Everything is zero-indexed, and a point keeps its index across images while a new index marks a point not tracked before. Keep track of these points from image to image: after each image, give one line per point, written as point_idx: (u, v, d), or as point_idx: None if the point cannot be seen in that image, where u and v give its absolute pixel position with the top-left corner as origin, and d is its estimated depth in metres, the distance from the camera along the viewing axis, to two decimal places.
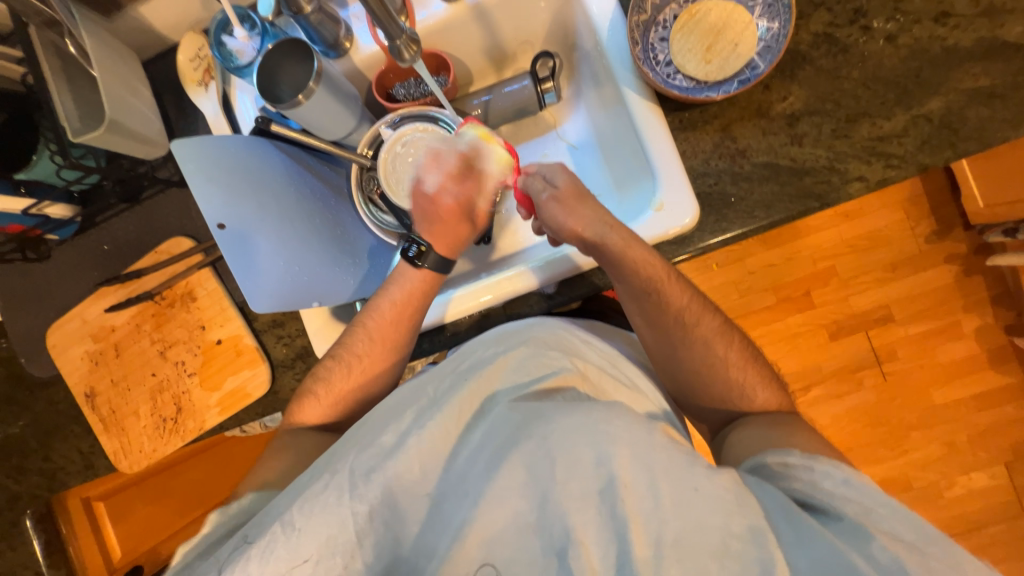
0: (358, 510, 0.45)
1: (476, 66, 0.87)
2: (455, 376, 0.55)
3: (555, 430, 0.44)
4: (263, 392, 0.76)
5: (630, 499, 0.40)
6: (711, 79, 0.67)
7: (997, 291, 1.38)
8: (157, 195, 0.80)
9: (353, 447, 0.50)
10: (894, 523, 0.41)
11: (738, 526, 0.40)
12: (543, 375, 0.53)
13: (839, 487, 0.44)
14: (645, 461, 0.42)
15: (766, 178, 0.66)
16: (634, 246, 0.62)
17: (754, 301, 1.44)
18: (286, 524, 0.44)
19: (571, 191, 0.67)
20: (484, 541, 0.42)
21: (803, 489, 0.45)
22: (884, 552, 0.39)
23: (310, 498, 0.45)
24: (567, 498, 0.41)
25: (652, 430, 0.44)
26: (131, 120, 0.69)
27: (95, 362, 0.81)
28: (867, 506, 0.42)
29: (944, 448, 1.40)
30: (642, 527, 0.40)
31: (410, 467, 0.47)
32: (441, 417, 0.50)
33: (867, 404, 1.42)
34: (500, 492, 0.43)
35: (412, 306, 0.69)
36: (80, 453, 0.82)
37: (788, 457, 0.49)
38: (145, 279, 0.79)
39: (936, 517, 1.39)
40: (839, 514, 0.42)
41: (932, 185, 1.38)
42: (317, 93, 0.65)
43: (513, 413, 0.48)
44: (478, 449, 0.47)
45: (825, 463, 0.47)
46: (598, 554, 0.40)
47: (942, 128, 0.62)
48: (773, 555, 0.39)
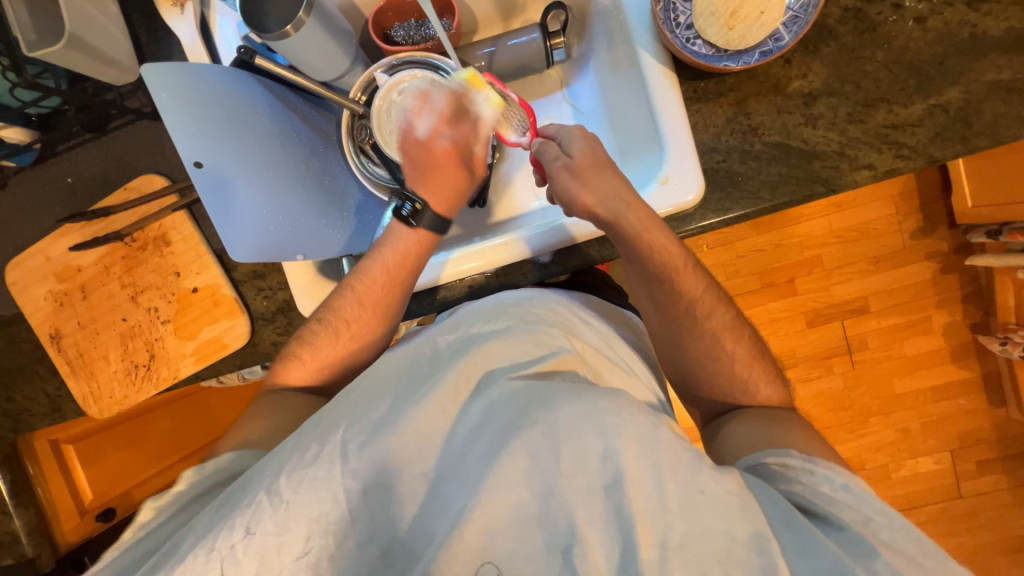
0: (349, 485, 0.44)
1: (482, 13, 0.80)
2: (453, 351, 0.54)
3: (559, 419, 0.43)
4: (241, 344, 0.74)
5: (635, 496, 0.40)
6: (732, 47, 0.62)
7: (970, 290, 1.42)
8: (126, 127, 0.73)
9: (344, 419, 0.48)
10: (893, 534, 0.42)
11: (743, 532, 0.40)
12: (544, 355, 0.52)
13: (838, 492, 0.46)
14: (650, 457, 0.41)
15: (775, 159, 0.64)
16: (651, 229, 0.60)
17: (739, 285, 1.46)
18: (273, 496, 0.43)
19: (587, 161, 0.63)
20: (484, 530, 0.41)
21: (803, 493, 0.46)
22: (888, 568, 0.40)
23: (300, 470, 0.44)
24: (571, 491, 0.41)
25: (660, 426, 0.43)
26: (95, 38, 0.62)
27: (60, 303, 0.76)
28: (865, 514, 0.44)
29: (898, 434, 1.48)
30: (647, 526, 0.40)
31: (408, 447, 0.46)
32: (437, 392, 0.48)
33: (833, 389, 1.48)
34: (504, 482, 0.41)
35: (405, 270, 0.66)
36: (47, 395, 0.80)
37: (787, 458, 0.50)
38: (114, 218, 0.74)
39: (881, 496, 1.49)
40: (841, 522, 0.43)
41: (924, 181, 1.39)
42: (308, 25, 0.59)
43: (517, 397, 0.46)
44: (479, 433, 0.46)
45: (826, 468, 0.48)
46: (602, 552, 0.40)
47: (957, 120, 0.61)
48: (778, 563, 0.39)
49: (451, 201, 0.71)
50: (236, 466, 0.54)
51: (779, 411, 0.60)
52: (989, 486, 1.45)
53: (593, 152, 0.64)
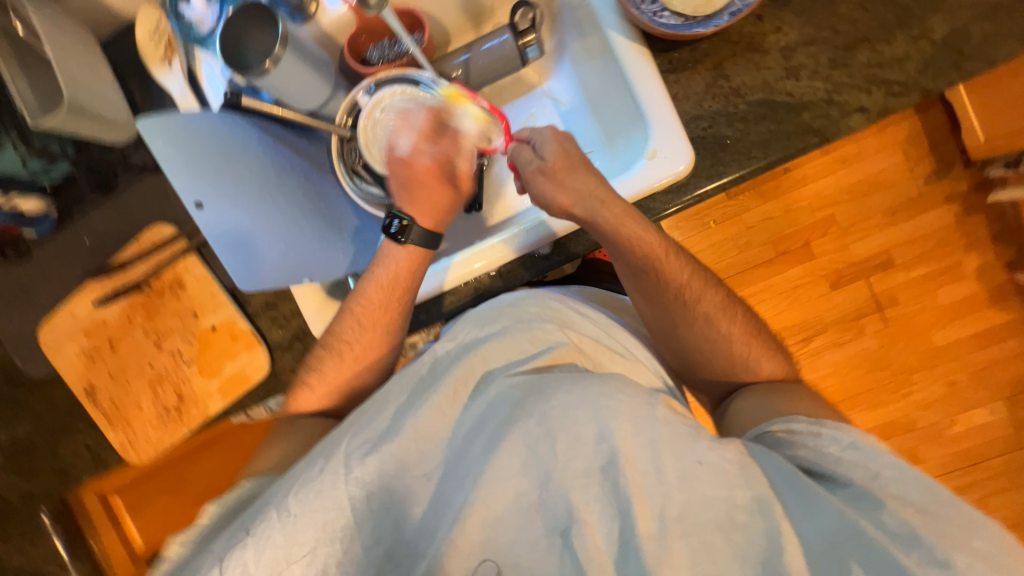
0: (353, 493, 0.45)
1: (452, 24, 0.82)
2: (452, 356, 0.55)
3: (556, 407, 0.45)
4: (263, 376, 0.76)
5: (632, 474, 0.41)
6: (700, 14, 0.62)
7: (998, 228, 1.36)
8: (133, 182, 0.77)
9: (346, 432, 0.49)
10: (905, 486, 0.41)
11: (744, 498, 0.41)
12: (540, 351, 0.54)
13: (846, 452, 0.45)
14: (647, 434, 0.43)
15: (762, 116, 0.63)
16: (627, 223, 0.60)
17: (753, 256, 1.42)
18: (280, 511, 0.44)
19: (560, 163, 0.65)
20: (486, 521, 0.43)
21: (809, 455, 0.46)
22: (894, 519, 0.39)
23: (306, 484, 0.45)
24: (569, 476, 0.42)
25: (654, 404, 0.45)
26: (92, 101, 0.65)
27: (91, 358, 0.80)
28: (874, 470, 0.43)
29: (945, 388, 1.41)
30: (646, 503, 0.41)
31: (409, 449, 0.48)
32: (436, 397, 0.51)
33: (869, 350, 1.43)
34: (503, 473, 0.43)
35: (399, 288, 0.67)
36: (89, 448, 0.83)
37: (792, 424, 0.50)
38: (131, 270, 0.77)
39: (937, 455, 1.42)
40: (846, 480, 0.43)
41: (931, 123, 1.35)
42: (285, 58, 0.61)
43: (513, 392, 0.49)
44: (478, 430, 0.48)
45: (832, 428, 0.47)
46: (602, 531, 0.41)
47: (945, 49, 0.59)
48: (779, 523, 0.40)
49: (438, 212, 0.70)
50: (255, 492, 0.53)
51: (786, 385, 0.61)
52: None
53: (568, 152, 0.66)
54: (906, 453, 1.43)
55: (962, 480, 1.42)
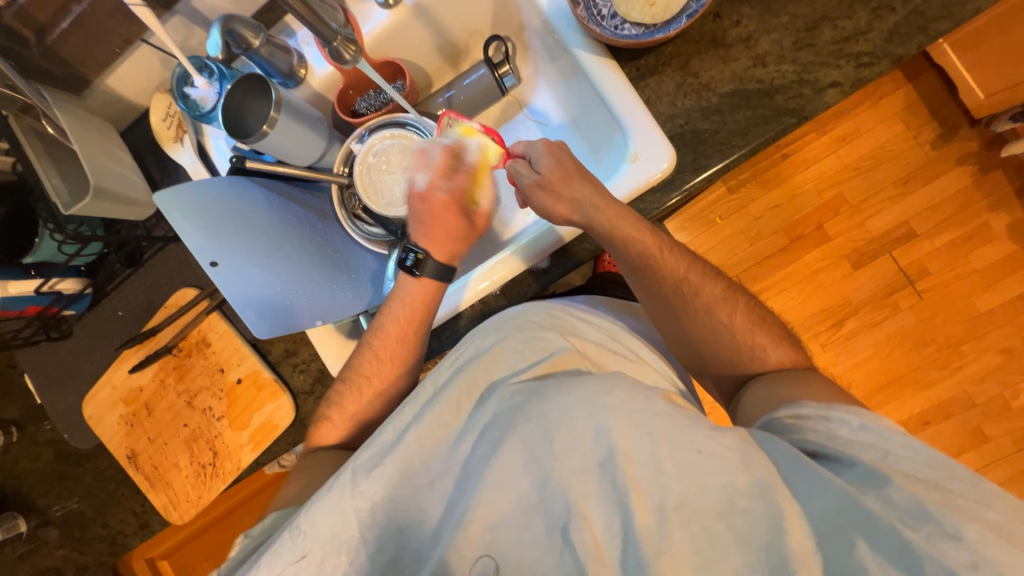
0: (359, 506, 0.49)
1: (432, 67, 0.88)
2: (453, 370, 0.57)
3: (555, 409, 0.48)
4: (290, 421, 0.79)
5: (628, 467, 0.44)
6: (659, 20, 0.65)
7: (1020, 183, 1.31)
8: (157, 253, 0.83)
9: (359, 449, 0.53)
10: (915, 464, 0.42)
11: (745, 483, 0.43)
12: (541, 357, 0.57)
13: (857, 434, 0.46)
14: (644, 428, 0.46)
15: (736, 106, 0.64)
16: (617, 224, 0.62)
17: (764, 245, 1.40)
18: (292, 530, 0.48)
19: (556, 174, 0.64)
20: (488, 526, 0.46)
21: (817, 438, 0.47)
22: (902, 494, 0.40)
23: (314, 501, 0.49)
24: (567, 474, 0.45)
25: (652, 399, 0.48)
26: (114, 184, 0.71)
27: (131, 424, 0.84)
28: (885, 449, 0.44)
29: (999, 356, 1.33)
30: (642, 494, 0.44)
31: (412, 460, 0.51)
32: (439, 409, 0.54)
33: (907, 327, 1.36)
34: (504, 477, 0.47)
35: (416, 323, 0.69)
36: (134, 513, 0.88)
37: (800, 410, 0.51)
38: (161, 335, 0.82)
39: (1005, 429, 1.32)
40: (852, 460, 0.44)
41: (927, 87, 1.32)
42: (281, 120, 0.67)
43: (514, 399, 0.52)
44: (480, 439, 0.51)
45: (842, 412, 0.49)
46: (601, 525, 0.44)
47: (908, 14, 0.60)
48: (782, 506, 0.42)
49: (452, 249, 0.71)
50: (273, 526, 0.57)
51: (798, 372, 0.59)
52: None
53: (563, 163, 0.65)
54: (971, 432, 1.34)
55: None
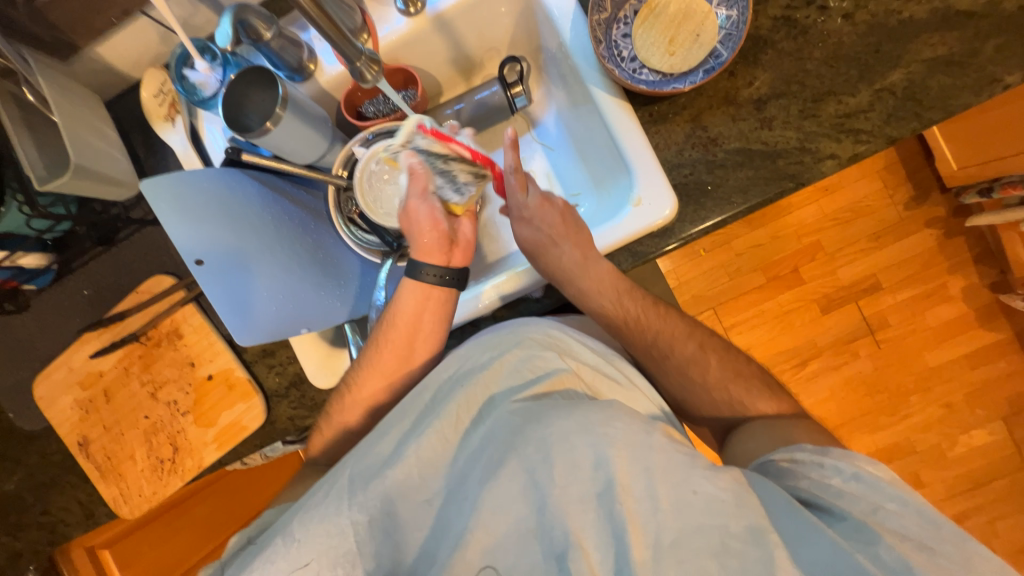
0: (356, 518, 0.52)
1: (443, 77, 0.87)
2: (452, 383, 0.60)
3: (553, 434, 0.51)
4: (259, 424, 0.76)
5: (626, 501, 0.47)
6: (677, 70, 0.67)
7: (978, 251, 1.39)
8: (133, 235, 0.78)
9: (353, 461, 0.56)
10: (903, 521, 0.46)
11: (738, 527, 0.46)
12: (539, 377, 0.58)
13: (848, 483, 0.50)
14: (642, 460, 0.49)
15: (740, 164, 0.66)
16: (603, 286, 0.69)
17: (743, 283, 1.45)
18: (286, 536, 0.51)
19: (528, 246, 0.71)
20: (485, 549, 0.49)
21: (812, 486, 0.51)
22: (889, 551, 0.44)
23: (310, 510, 0.53)
24: (566, 503, 0.48)
25: (651, 433, 0.50)
26: (97, 162, 0.67)
27: (86, 410, 0.79)
28: (875, 503, 0.48)
29: (942, 409, 1.42)
30: (640, 530, 0.46)
31: (410, 474, 0.54)
32: (440, 425, 0.56)
33: (864, 373, 1.44)
34: (504, 504, 0.49)
35: (426, 337, 0.70)
36: (79, 503, 0.82)
37: (796, 454, 0.55)
38: (129, 321, 0.78)
39: (939, 478, 1.42)
40: (844, 513, 0.48)
41: (906, 151, 1.40)
42: (285, 119, 0.64)
43: (513, 418, 0.54)
44: (477, 457, 0.54)
45: (836, 460, 0.52)
46: (598, 557, 0.47)
47: (906, 99, 0.63)
48: (774, 553, 0.44)
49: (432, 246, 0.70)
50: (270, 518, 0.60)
51: (779, 425, 0.62)
52: None
53: (538, 234, 0.70)
54: (909, 477, 1.42)
55: (967, 503, 1.41)
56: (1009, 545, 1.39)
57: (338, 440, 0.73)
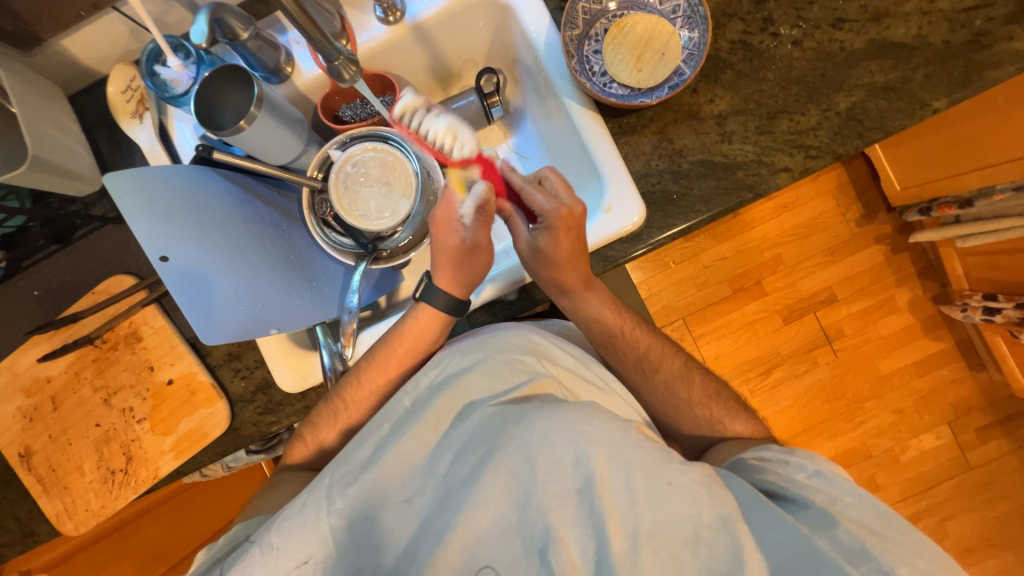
0: (334, 524, 0.51)
1: (421, 85, 0.88)
2: (433, 387, 0.60)
3: (534, 433, 0.51)
4: (222, 430, 0.73)
5: (606, 495, 0.48)
6: (644, 86, 0.71)
7: (922, 266, 1.50)
8: (91, 233, 0.75)
9: (332, 465, 0.55)
10: (859, 511, 0.50)
11: (710, 516, 0.48)
12: (520, 381, 0.58)
13: (811, 478, 0.54)
14: (620, 457, 0.49)
15: (703, 174, 0.70)
16: (579, 289, 0.69)
17: (710, 294, 1.51)
18: (263, 546, 0.50)
19: (546, 259, 0.66)
20: (466, 546, 0.49)
21: (778, 478, 0.55)
22: (847, 534, 0.48)
23: (288, 519, 0.51)
24: (547, 499, 0.49)
25: (627, 430, 0.51)
26: (56, 155, 0.65)
27: (30, 419, 0.74)
28: (835, 496, 0.51)
29: (895, 415, 1.50)
30: (618, 521, 0.47)
31: (389, 477, 0.54)
32: (420, 427, 0.56)
33: (823, 380, 1.51)
34: (484, 500, 0.50)
35: (410, 351, 0.70)
36: (17, 521, 0.76)
37: (765, 453, 0.59)
38: (83, 323, 0.74)
39: (893, 480, 1.49)
40: (807, 502, 0.51)
41: (855, 172, 1.50)
42: (260, 117, 0.63)
43: (495, 419, 0.54)
44: (459, 458, 0.53)
45: (799, 458, 0.56)
46: (577, 549, 0.48)
47: (849, 120, 0.69)
48: (741, 540, 0.47)
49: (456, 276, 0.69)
50: (233, 540, 0.57)
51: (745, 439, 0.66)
52: (994, 452, 1.47)
53: (562, 249, 0.65)
54: (866, 480, 1.49)
55: (919, 504, 1.48)
56: (957, 544, 1.47)
57: (307, 447, 0.71)
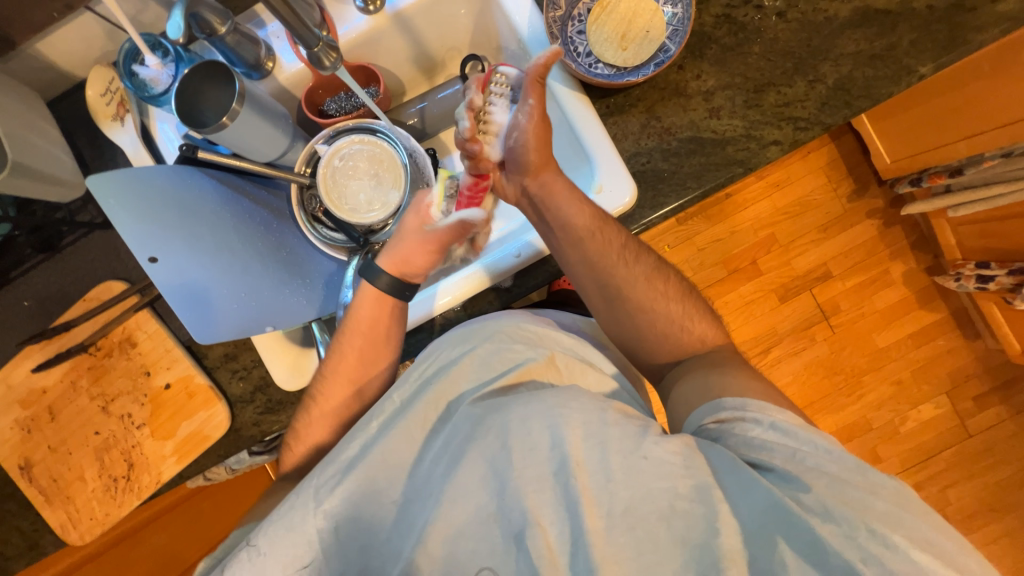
0: (321, 526, 0.51)
1: (405, 76, 0.88)
2: (423, 380, 0.59)
3: (512, 421, 0.51)
4: (223, 432, 0.73)
5: (581, 475, 0.48)
6: (630, 64, 0.71)
7: (914, 237, 1.50)
8: (79, 241, 0.74)
9: (321, 463, 0.55)
10: (818, 459, 0.48)
11: (685, 487, 0.48)
12: (508, 369, 0.58)
13: (768, 433, 0.51)
14: (596, 438, 0.50)
15: (693, 151, 0.70)
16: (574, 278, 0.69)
17: (706, 276, 1.51)
18: (251, 551, 0.49)
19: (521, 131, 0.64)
20: (447, 538, 0.48)
21: (742, 442, 0.51)
22: (811, 495, 0.45)
23: (277, 522, 0.51)
24: (524, 484, 0.49)
25: (605, 411, 0.52)
26: (36, 160, 0.64)
27: (28, 430, 0.74)
28: (794, 448, 0.49)
29: (893, 387, 1.51)
30: (592, 501, 0.48)
31: (376, 474, 0.54)
32: (407, 422, 0.56)
33: (822, 356, 1.52)
34: (459, 490, 0.50)
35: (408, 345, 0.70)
36: (21, 533, 0.76)
37: (721, 413, 0.55)
38: (76, 331, 0.73)
39: (895, 452, 1.51)
40: (771, 464, 0.49)
41: (845, 147, 1.50)
42: (242, 113, 0.62)
43: (474, 411, 0.54)
44: (441, 451, 0.54)
45: (755, 411, 0.53)
46: (553, 531, 0.47)
47: (836, 90, 0.69)
48: (717, 507, 0.47)
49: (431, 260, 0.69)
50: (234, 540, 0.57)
51: None
52: (992, 418, 1.49)
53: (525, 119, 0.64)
54: (868, 453, 1.51)
55: (920, 474, 1.50)
56: (960, 511, 1.49)
57: None
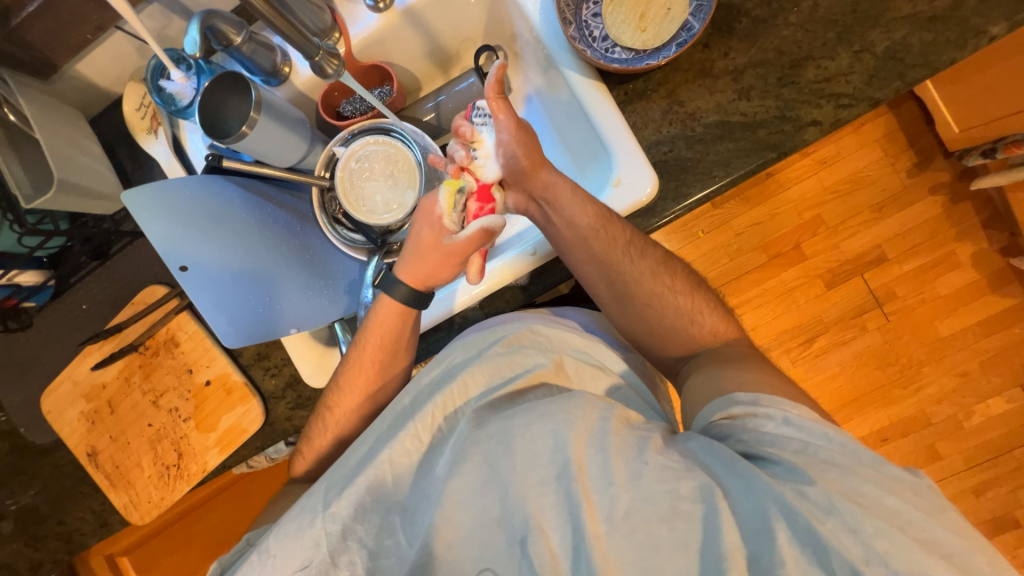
0: (331, 528, 0.52)
1: (420, 72, 0.87)
2: (432, 383, 0.60)
3: (515, 426, 0.51)
4: (258, 426, 0.77)
5: (583, 480, 0.47)
6: (649, 47, 0.66)
7: (986, 215, 1.35)
8: (126, 248, 0.80)
9: (332, 469, 0.57)
10: (831, 453, 0.45)
11: (687, 488, 0.45)
12: (517, 374, 0.58)
13: (780, 428, 0.48)
14: (598, 444, 0.49)
15: (720, 137, 0.65)
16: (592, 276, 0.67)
17: (743, 262, 1.43)
18: (261, 552, 0.52)
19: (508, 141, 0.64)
20: (450, 539, 0.50)
21: (751, 438, 0.48)
22: (817, 491, 0.42)
23: (284, 526, 0.53)
24: (527, 489, 0.48)
25: (607, 417, 0.51)
26: (81, 176, 0.69)
27: (92, 421, 0.81)
28: (808, 442, 0.46)
29: (957, 379, 1.39)
30: (593, 505, 0.46)
31: (384, 477, 0.55)
32: (415, 425, 0.57)
33: (873, 346, 1.41)
34: (463, 490, 0.51)
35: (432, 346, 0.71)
36: (93, 511, 0.84)
37: (732, 409, 0.51)
38: (127, 332, 0.79)
39: (957, 449, 1.39)
40: (778, 458, 0.45)
41: (906, 117, 1.36)
42: (260, 121, 0.64)
43: (482, 415, 0.55)
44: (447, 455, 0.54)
45: (768, 406, 0.49)
46: (555, 536, 0.47)
47: (887, 60, 0.62)
48: (719, 507, 0.44)
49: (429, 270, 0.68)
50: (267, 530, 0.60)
51: None
52: None
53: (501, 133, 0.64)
54: (926, 449, 1.40)
55: (987, 473, 1.38)
56: None
57: None
